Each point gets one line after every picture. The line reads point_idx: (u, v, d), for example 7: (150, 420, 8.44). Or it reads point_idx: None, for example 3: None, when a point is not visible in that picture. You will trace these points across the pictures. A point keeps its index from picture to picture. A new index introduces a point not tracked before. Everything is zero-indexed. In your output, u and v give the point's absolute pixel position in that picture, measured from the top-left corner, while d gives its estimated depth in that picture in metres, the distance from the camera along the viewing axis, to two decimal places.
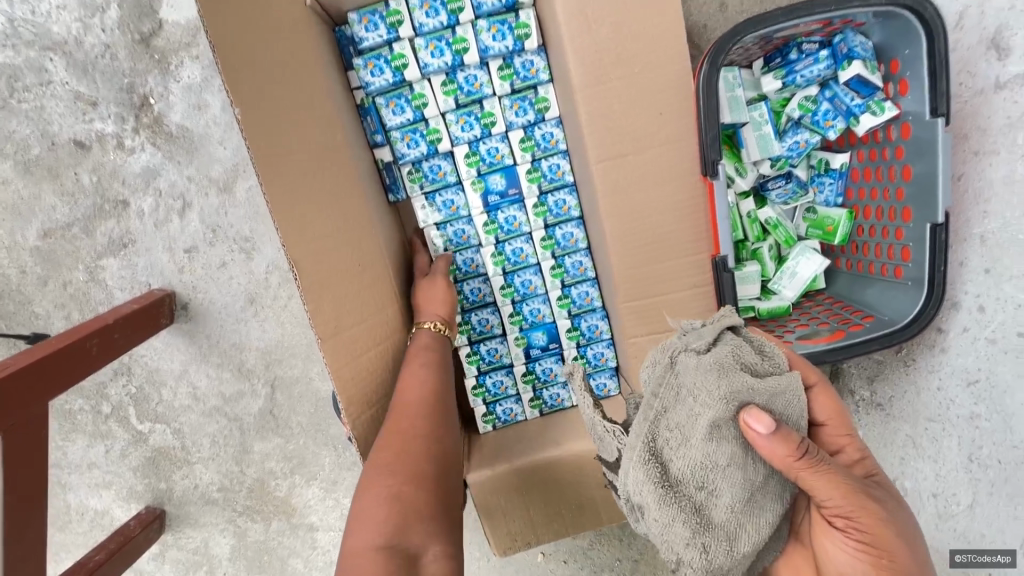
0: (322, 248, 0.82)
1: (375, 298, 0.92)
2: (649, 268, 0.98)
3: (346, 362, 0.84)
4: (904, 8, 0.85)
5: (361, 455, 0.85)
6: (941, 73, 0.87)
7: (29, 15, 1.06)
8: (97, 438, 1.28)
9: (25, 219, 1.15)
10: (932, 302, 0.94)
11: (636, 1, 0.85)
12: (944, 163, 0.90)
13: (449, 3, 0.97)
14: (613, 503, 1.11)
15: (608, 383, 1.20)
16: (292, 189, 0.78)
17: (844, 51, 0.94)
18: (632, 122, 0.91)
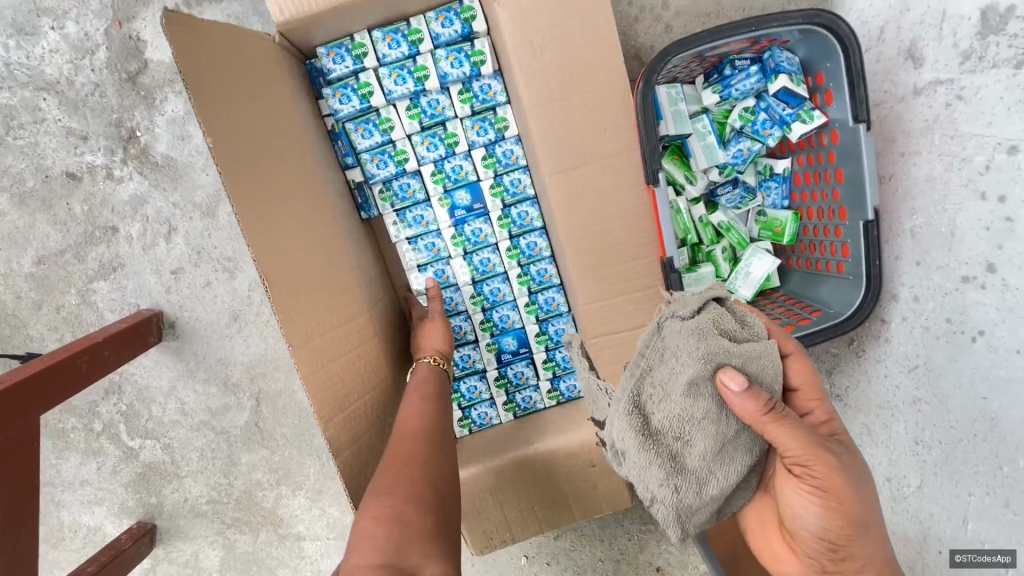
0: (291, 262, 0.87)
1: (345, 308, 0.98)
2: (605, 271, 1.04)
3: (318, 369, 0.89)
4: (819, 26, 0.93)
5: (335, 457, 0.89)
6: (858, 83, 0.95)
7: (24, 59, 1.15)
8: (89, 456, 1.33)
9: (20, 247, 1.22)
10: (870, 295, 1.02)
11: (576, 28, 0.93)
12: (869, 164, 0.97)
13: (409, 35, 1.05)
14: (585, 497, 1.14)
15: (577, 384, 1.26)
16: (264, 209, 0.84)
17: (772, 66, 1.03)
18: (579, 136, 0.98)
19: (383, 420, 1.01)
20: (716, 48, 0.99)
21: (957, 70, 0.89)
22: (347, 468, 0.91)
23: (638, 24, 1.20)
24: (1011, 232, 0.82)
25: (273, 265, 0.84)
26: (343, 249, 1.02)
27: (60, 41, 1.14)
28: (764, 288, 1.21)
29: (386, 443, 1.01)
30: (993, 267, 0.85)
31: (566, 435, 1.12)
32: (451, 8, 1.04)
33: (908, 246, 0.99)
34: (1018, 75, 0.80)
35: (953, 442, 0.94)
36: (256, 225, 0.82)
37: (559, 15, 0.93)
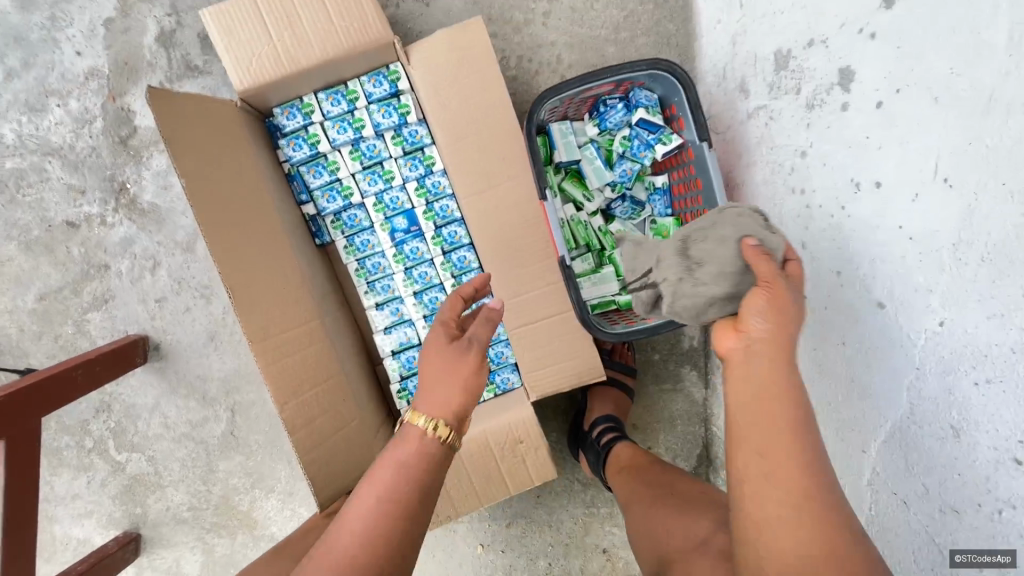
0: (249, 277, 1.10)
1: (299, 313, 1.19)
2: (518, 271, 1.26)
3: (274, 362, 1.10)
4: (662, 69, 1.20)
5: (291, 434, 1.10)
6: (699, 111, 1.21)
7: (34, 131, 1.39)
8: (81, 471, 1.48)
9: (25, 287, 1.43)
10: None
11: (475, 83, 1.20)
12: (715, 174, 1.22)
13: (348, 95, 1.31)
14: (517, 470, 1.31)
15: (511, 377, 1.45)
16: (227, 231, 1.08)
17: (635, 102, 1.30)
18: (484, 166, 1.23)
19: (334, 407, 1.20)
20: (586, 90, 1.25)
21: (768, 97, 1.15)
22: (300, 445, 1.11)
23: (538, 77, 1.48)
24: (810, 216, 1.05)
25: (235, 279, 1.06)
26: (300, 265, 1.25)
27: (65, 115, 1.39)
28: None
29: (339, 426, 1.20)
30: (805, 245, 1.07)
31: (495, 418, 1.32)
32: (380, 73, 1.31)
33: None
34: (799, 98, 1.06)
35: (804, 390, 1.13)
36: (220, 245, 1.05)
37: (458, 73, 1.19)
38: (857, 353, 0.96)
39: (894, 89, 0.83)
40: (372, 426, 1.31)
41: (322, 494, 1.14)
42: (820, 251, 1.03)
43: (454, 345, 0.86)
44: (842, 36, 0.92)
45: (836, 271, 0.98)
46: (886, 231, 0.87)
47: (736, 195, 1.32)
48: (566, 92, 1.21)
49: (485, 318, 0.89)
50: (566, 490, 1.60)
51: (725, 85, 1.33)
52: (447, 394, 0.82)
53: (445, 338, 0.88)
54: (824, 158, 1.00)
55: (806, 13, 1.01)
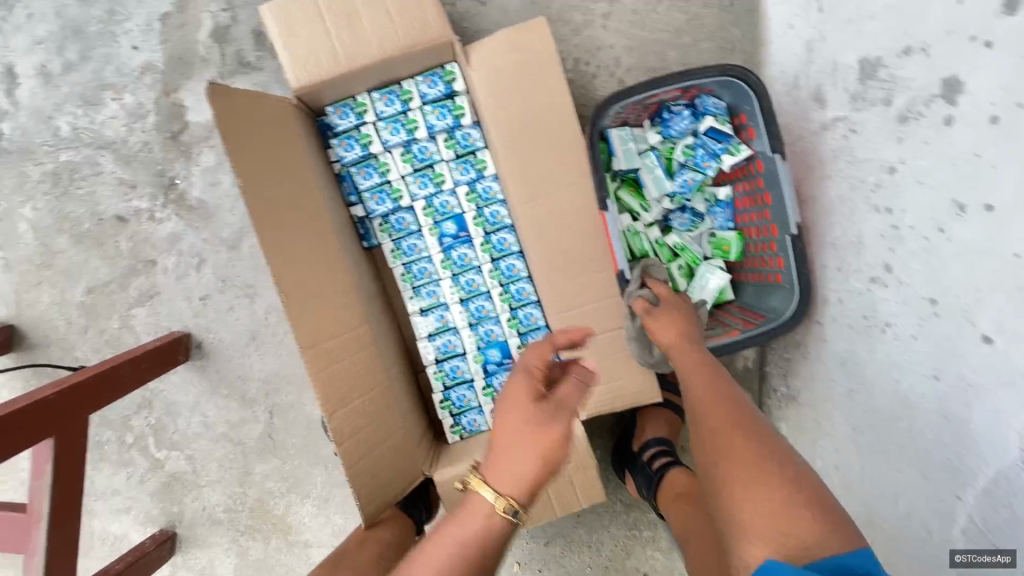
0: (301, 280, 1.07)
1: (348, 318, 1.15)
2: (570, 283, 1.22)
3: (322, 368, 1.07)
4: (734, 77, 1.15)
5: (337, 445, 1.06)
6: (772, 121, 1.15)
7: (88, 124, 1.39)
8: (121, 466, 1.48)
9: (74, 280, 1.42)
10: (801, 300, 1.19)
11: (535, 86, 1.15)
12: (789, 189, 1.16)
13: (402, 95, 1.27)
14: (564, 492, 1.25)
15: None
16: (280, 232, 1.05)
17: (702, 110, 1.25)
18: (542, 173, 1.18)
19: (380, 418, 1.16)
20: (651, 96, 1.20)
21: (849, 108, 1.08)
22: (348, 456, 1.07)
23: (596, 80, 1.43)
24: (898, 237, 0.98)
25: (285, 281, 1.03)
26: (347, 265, 1.20)
27: (119, 109, 1.38)
28: (720, 301, 1.38)
29: (385, 437, 1.16)
30: (889, 268, 1.00)
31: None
32: (435, 73, 1.27)
33: (832, 255, 1.16)
34: (889, 110, 0.98)
35: (879, 423, 1.06)
36: (274, 246, 1.02)
37: (518, 75, 1.15)
38: (952, 389, 0.88)
39: (1013, 102, 0.75)
40: (415, 436, 1.27)
41: (366, 507, 1.10)
42: (909, 276, 0.96)
43: (538, 403, 0.79)
44: (947, 43, 0.85)
45: (930, 299, 0.92)
46: (996, 258, 0.79)
47: (804, 211, 1.25)
48: (630, 99, 1.17)
49: (571, 380, 0.83)
50: (607, 510, 1.54)
51: (796, 93, 1.26)
52: (518, 461, 0.76)
53: (531, 393, 0.80)
54: (917, 174, 0.92)
55: (901, 18, 0.93)
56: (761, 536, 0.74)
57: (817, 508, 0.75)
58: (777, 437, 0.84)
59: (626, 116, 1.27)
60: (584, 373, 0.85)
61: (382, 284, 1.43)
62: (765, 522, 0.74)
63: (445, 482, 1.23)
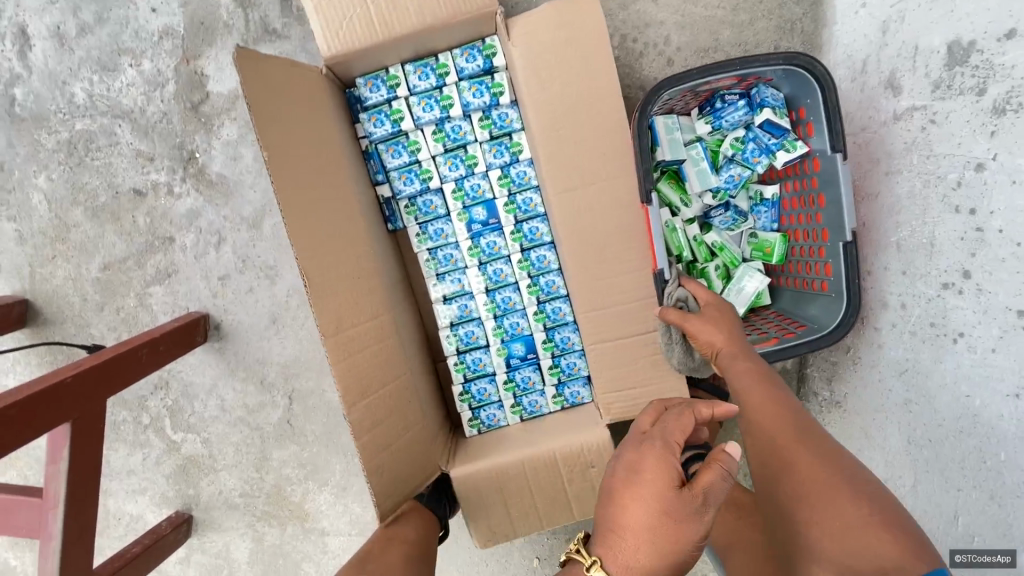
0: (327, 263, 1.00)
1: (372, 304, 1.09)
2: (603, 282, 1.12)
3: (345, 358, 1.01)
4: (799, 66, 1.05)
5: (355, 439, 1.00)
6: (835, 117, 1.06)
7: (105, 91, 1.32)
8: (136, 447, 1.45)
9: (89, 255, 1.37)
10: (850, 308, 1.09)
11: (582, 67, 1.05)
12: (847, 191, 1.07)
13: (437, 69, 1.19)
14: (585, 497, 1.19)
15: (581, 391, 1.32)
16: (306, 210, 0.98)
17: (758, 101, 1.15)
18: (584, 161, 1.09)
19: (399, 410, 1.11)
20: (705, 83, 1.10)
21: (930, 97, 0.98)
22: (366, 451, 1.01)
23: (642, 59, 1.33)
24: (981, 240, 0.89)
25: (311, 264, 0.96)
26: (370, 248, 1.14)
27: (137, 76, 1.31)
28: (756, 305, 1.28)
29: (403, 432, 1.11)
30: (968, 274, 0.92)
31: (565, 436, 1.18)
32: (474, 47, 1.18)
33: (895, 257, 1.08)
34: (980, 101, 0.89)
35: (941, 440, 0.98)
36: (302, 227, 0.95)
37: (565, 53, 1.05)
38: None
39: None
40: (432, 430, 1.21)
41: (383, 504, 1.05)
42: (994, 283, 0.87)
43: (678, 497, 0.70)
44: None
45: (1018, 311, 0.84)
46: None
47: (865, 207, 1.16)
48: (683, 85, 1.06)
49: (716, 472, 0.71)
50: None
51: (863, 79, 1.16)
52: (649, 557, 0.69)
53: (670, 483, 0.70)
54: (1011, 173, 0.84)
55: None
56: (831, 557, 0.71)
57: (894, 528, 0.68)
58: (844, 453, 0.80)
59: (674, 103, 1.18)
60: (730, 462, 0.71)
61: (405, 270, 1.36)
62: (832, 543, 0.71)
63: (463, 479, 1.17)
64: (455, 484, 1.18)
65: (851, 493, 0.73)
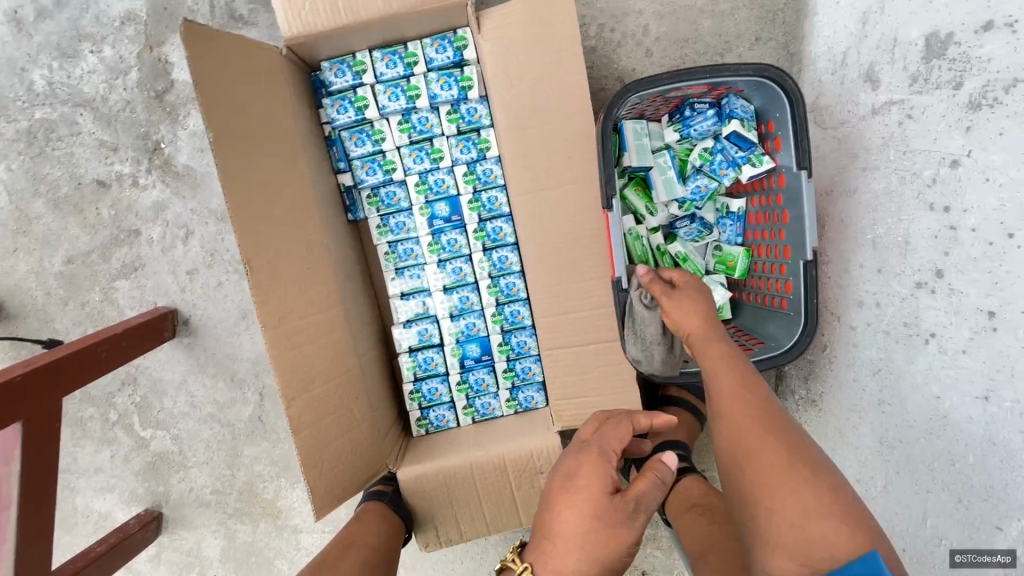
0: (273, 252, 0.97)
1: (321, 297, 1.06)
2: (563, 288, 1.10)
3: (289, 350, 0.99)
4: (769, 79, 1.03)
5: (298, 434, 0.98)
6: (801, 133, 1.04)
7: (65, 79, 1.27)
8: (104, 444, 1.42)
9: (52, 248, 1.33)
10: (806, 331, 1.08)
11: (551, 68, 1.02)
12: (808, 210, 1.06)
13: (405, 58, 1.15)
14: (532, 503, 1.20)
15: (535, 396, 1.31)
16: (252, 194, 0.94)
17: (727, 111, 1.12)
18: (547, 161, 1.06)
19: (346, 406, 1.09)
20: (675, 89, 1.07)
21: (908, 90, 0.96)
22: (306, 446, 1.00)
23: (620, 49, 1.30)
24: (954, 239, 0.87)
25: (254, 250, 0.93)
26: (325, 240, 1.11)
27: (98, 63, 1.26)
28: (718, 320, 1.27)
29: (348, 428, 1.08)
30: (941, 273, 0.90)
31: (515, 442, 1.18)
32: (445, 37, 1.14)
33: (871, 254, 1.06)
34: (957, 95, 0.87)
35: (911, 441, 0.97)
36: (244, 211, 0.92)
37: (535, 49, 1.02)
38: (1006, 412, 0.80)
39: None
40: (383, 428, 1.20)
41: (322, 500, 1.02)
42: (965, 283, 0.86)
43: (612, 504, 0.71)
44: None
45: (988, 312, 0.82)
46: None
47: (842, 203, 1.14)
48: (650, 90, 1.03)
49: (651, 480, 0.74)
50: None
51: (843, 71, 1.14)
52: (578, 564, 0.69)
53: (603, 489, 0.72)
54: (986, 170, 0.82)
55: None
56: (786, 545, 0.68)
57: (854, 525, 0.65)
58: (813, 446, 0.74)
59: (643, 109, 1.16)
60: (663, 471, 0.75)
61: (365, 262, 1.32)
62: (791, 535, 0.67)
63: (409, 480, 1.17)
64: (402, 484, 1.18)
65: (813, 483, 0.69)
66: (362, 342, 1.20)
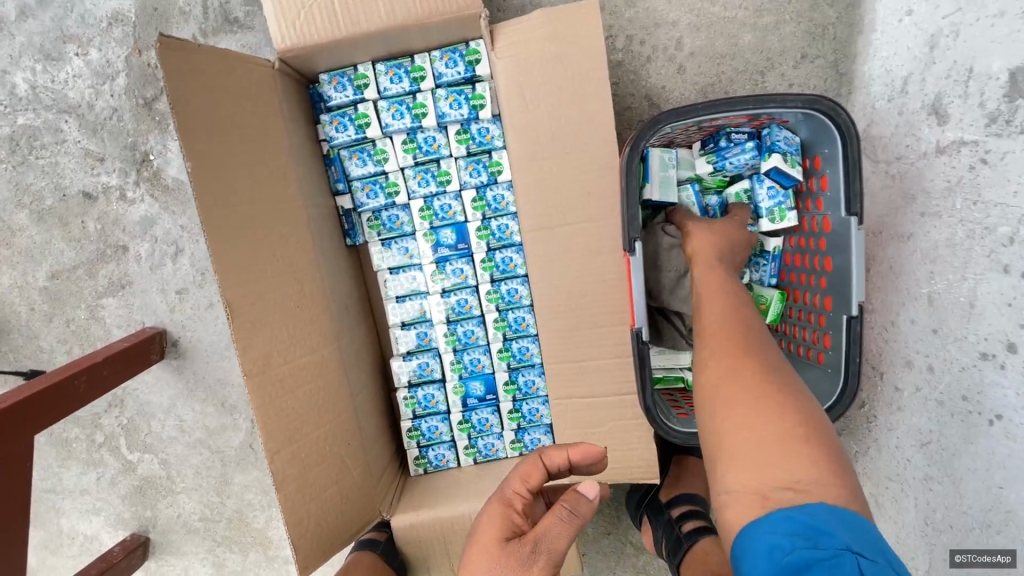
0: (258, 290, 0.88)
1: (311, 337, 0.97)
2: (574, 334, 1.00)
3: (273, 399, 0.90)
4: (819, 112, 0.90)
5: (280, 491, 0.90)
6: (854, 175, 0.92)
7: (49, 83, 1.19)
8: (90, 466, 1.36)
9: (36, 261, 1.26)
10: (846, 392, 0.96)
11: (571, 93, 0.91)
12: (857, 260, 0.93)
13: (412, 72, 1.04)
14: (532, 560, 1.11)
15: (541, 439, 1.22)
16: (234, 231, 0.84)
17: (768, 144, 1.01)
18: (563, 196, 0.95)
19: (337, 453, 1.00)
20: (711, 119, 0.95)
21: (983, 131, 0.84)
22: (287, 503, 0.91)
23: (650, 64, 1.17)
24: None
25: (236, 292, 0.84)
26: (320, 270, 1.01)
27: (84, 66, 1.17)
28: None
29: (338, 477, 1.00)
30: (1014, 347, 0.78)
31: None
32: (456, 50, 1.03)
33: (928, 311, 0.93)
34: None
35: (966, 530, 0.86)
36: (225, 251, 0.83)
37: (555, 73, 0.90)
38: None
39: None
40: (378, 471, 1.11)
41: (305, 557, 0.94)
42: None
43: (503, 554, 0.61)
44: None
45: None
46: None
47: (895, 248, 1.01)
48: (684, 120, 0.92)
49: (556, 514, 0.61)
50: (615, 552, 1.39)
51: (902, 100, 1.01)
52: None
53: (497, 538, 0.63)
54: None
55: None
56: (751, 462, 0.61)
57: (821, 449, 0.60)
58: (795, 375, 0.70)
59: (674, 136, 1.04)
60: (577, 502, 0.62)
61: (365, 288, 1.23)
62: (760, 453, 0.61)
63: (404, 529, 1.09)
64: (395, 530, 1.10)
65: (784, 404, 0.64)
66: (359, 379, 1.12)
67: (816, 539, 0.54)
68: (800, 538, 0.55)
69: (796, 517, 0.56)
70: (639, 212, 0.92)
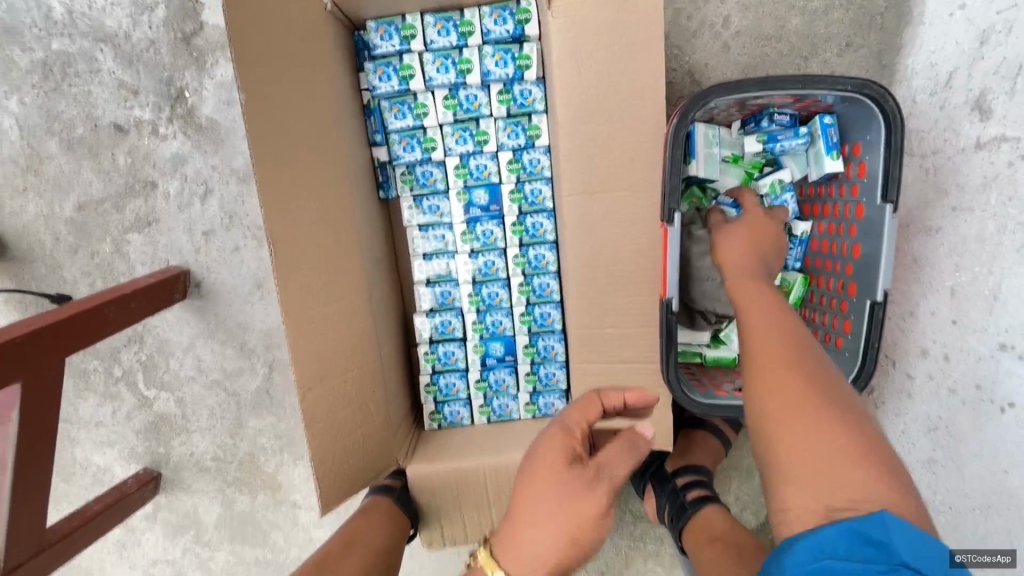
0: (299, 230, 0.88)
1: (345, 283, 0.98)
2: (603, 300, 1.02)
3: (308, 339, 0.92)
4: (867, 98, 0.91)
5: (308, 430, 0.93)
6: (893, 163, 0.93)
7: (86, 9, 1.17)
8: (107, 399, 1.38)
9: (64, 191, 1.26)
10: (862, 375, 0.98)
11: (625, 58, 0.91)
12: (887, 247, 0.95)
13: (460, 26, 1.04)
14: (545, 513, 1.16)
15: (555, 403, 1.25)
16: (282, 168, 0.85)
17: (832, 138, 1.02)
18: (606, 163, 0.95)
19: (362, 400, 1.02)
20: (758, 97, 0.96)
21: None
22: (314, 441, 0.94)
23: (696, 40, 1.17)
24: None
25: (279, 230, 0.85)
26: (355, 218, 1.02)
27: None
28: None
29: (362, 422, 1.02)
30: None
31: None
32: (507, 7, 1.03)
33: (948, 303, 1.00)
34: None
35: None
36: (272, 187, 0.83)
37: (610, 37, 0.90)
38: None
39: None
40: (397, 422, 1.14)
41: (328, 495, 0.97)
42: None
43: (568, 475, 0.66)
44: None
45: None
46: None
47: (922, 241, 1.04)
48: (733, 95, 0.92)
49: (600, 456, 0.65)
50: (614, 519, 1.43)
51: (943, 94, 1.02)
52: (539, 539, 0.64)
53: (563, 460, 0.67)
54: None
55: None
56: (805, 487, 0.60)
57: (872, 455, 0.59)
58: (835, 372, 0.69)
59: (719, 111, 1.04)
60: (638, 438, 0.69)
61: (393, 244, 1.25)
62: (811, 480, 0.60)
63: (420, 478, 1.12)
64: (411, 478, 1.13)
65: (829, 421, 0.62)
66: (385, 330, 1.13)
67: (871, 553, 0.54)
68: (855, 550, 0.54)
69: (857, 531, 0.55)
70: (679, 182, 0.96)
